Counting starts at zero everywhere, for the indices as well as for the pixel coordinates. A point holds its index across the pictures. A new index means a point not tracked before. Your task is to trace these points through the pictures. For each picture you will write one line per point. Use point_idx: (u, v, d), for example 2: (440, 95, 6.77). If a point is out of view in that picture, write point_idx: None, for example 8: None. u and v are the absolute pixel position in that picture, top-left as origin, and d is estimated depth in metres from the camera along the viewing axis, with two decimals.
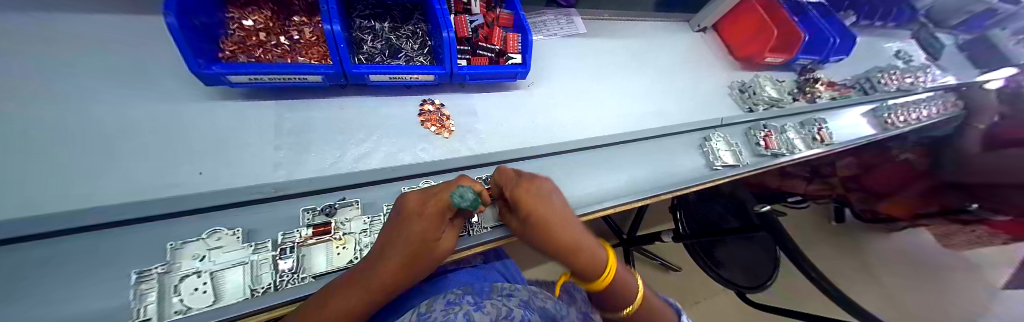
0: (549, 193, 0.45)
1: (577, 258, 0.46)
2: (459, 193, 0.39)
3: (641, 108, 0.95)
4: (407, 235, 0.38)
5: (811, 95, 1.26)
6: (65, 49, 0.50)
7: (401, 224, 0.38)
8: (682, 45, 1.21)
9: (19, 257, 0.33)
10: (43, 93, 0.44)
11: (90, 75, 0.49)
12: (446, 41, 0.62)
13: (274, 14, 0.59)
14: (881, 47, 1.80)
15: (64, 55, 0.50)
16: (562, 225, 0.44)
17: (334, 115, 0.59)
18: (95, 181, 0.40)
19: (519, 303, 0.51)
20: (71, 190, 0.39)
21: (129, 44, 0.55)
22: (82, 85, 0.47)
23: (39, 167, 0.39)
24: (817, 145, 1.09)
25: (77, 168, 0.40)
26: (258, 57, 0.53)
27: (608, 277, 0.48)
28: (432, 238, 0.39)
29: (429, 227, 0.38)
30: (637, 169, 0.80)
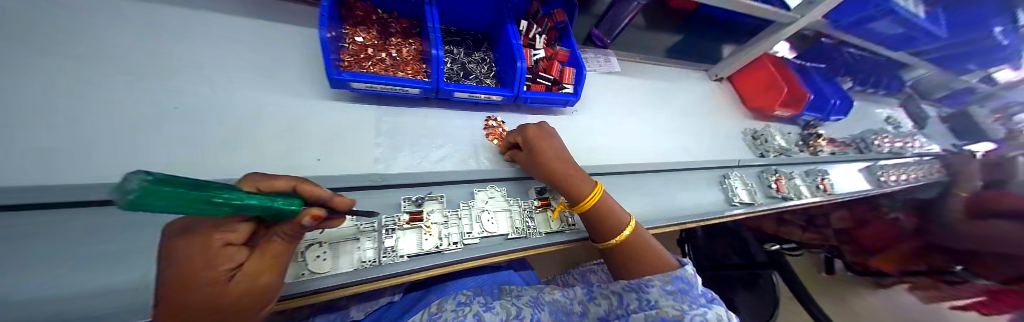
0: (548, 134, 0.65)
1: (563, 183, 0.62)
2: (117, 184, 0.20)
3: (667, 143, 1.07)
4: (168, 285, 0.27)
5: (814, 149, 1.39)
6: (208, 43, 0.60)
7: (195, 260, 0.27)
8: (702, 91, 1.35)
9: None
10: (200, 83, 0.54)
11: (230, 68, 0.58)
12: (518, 69, 0.72)
13: (378, 34, 0.70)
14: (873, 112, 1.97)
15: (208, 48, 0.59)
16: (556, 158, 0.61)
17: (418, 123, 0.68)
18: (244, 161, 0.50)
19: (528, 301, 0.65)
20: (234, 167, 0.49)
21: (254, 40, 0.64)
22: (226, 76, 0.57)
23: (210, 147, 0.49)
24: (821, 193, 1.20)
25: (231, 150, 0.50)
26: (369, 68, 0.63)
27: (590, 202, 0.61)
28: (207, 280, 0.27)
29: (199, 268, 0.27)
30: (664, 197, 0.91)
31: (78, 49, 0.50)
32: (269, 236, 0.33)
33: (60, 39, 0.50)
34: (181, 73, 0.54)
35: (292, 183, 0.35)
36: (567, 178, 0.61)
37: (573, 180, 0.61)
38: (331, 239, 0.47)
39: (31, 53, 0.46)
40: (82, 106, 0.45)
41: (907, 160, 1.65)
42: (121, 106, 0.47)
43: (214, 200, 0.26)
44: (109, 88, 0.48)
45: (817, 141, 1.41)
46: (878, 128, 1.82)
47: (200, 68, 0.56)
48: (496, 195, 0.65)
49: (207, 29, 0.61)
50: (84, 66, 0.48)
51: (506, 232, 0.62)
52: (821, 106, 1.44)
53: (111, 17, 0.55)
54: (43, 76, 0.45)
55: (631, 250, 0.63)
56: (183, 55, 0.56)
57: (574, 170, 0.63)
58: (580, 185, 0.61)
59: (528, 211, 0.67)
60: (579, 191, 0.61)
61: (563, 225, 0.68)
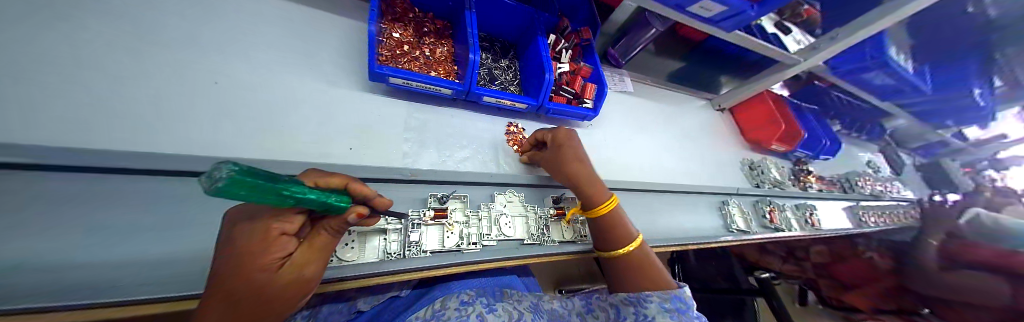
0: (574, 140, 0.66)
1: (580, 187, 0.63)
2: (207, 172, 0.20)
3: (673, 166, 1.12)
4: (225, 265, 0.28)
5: (803, 184, 1.48)
6: (248, 22, 0.60)
7: (252, 247, 0.28)
8: (707, 119, 1.42)
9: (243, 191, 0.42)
10: (239, 61, 0.54)
11: (269, 49, 0.59)
12: (545, 80, 0.74)
13: (414, 32, 0.72)
14: (856, 155, 2.08)
15: (247, 26, 0.59)
16: (576, 162, 0.63)
17: (444, 122, 0.70)
18: (280, 144, 0.51)
19: (529, 306, 0.64)
20: (271, 149, 0.49)
21: (292, 23, 0.65)
22: (266, 57, 0.57)
23: (247, 127, 0.49)
24: (808, 228, 1.27)
25: (268, 132, 0.51)
26: (404, 64, 0.65)
27: (605, 208, 0.62)
28: (256, 267, 0.28)
29: (255, 254, 0.28)
30: (668, 217, 0.95)
31: (124, 13, 0.50)
32: (317, 230, 0.33)
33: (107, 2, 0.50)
34: (221, 49, 0.54)
35: (348, 180, 0.36)
36: (585, 184, 0.63)
37: (591, 187, 0.63)
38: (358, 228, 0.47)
39: (78, 11, 0.46)
40: (124, 70, 0.45)
41: (886, 203, 1.76)
42: (162, 74, 0.47)
43: (285, 193, 0.27)
44: (150, 54, 0.48)
45: (807, 177, 1.49)
46: (861, 171, 1.94)
47: (242, 45, 0.57)
48: (514, 200, 0.67)
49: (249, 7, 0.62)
50: (129, 30, 0.48)
51: (522, 237, 0.63)
52: (813, 145, 1.53)
53: None
54: (88, 36, 0.45)
55: (634, 264, 0.63)
56: (225, 30, 0.57)
57: (595, 178, 0.64)
58: (599, 193, 0.63)
59: (543, 218, 0.68)
60: (596, 198, 0.62)
61: (575, 235, 0.70)
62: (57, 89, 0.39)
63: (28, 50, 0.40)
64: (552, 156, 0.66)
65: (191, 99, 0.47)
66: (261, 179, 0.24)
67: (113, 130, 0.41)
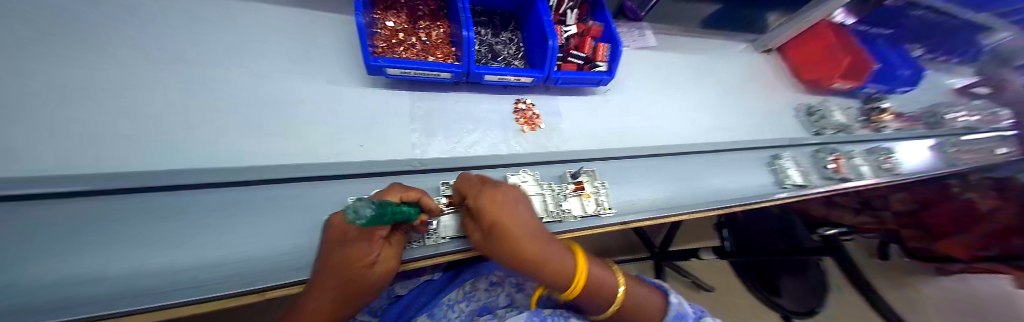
0: (514, 201, 0.44)
1: (541, 270, 0.44)
2: (350, 209, 0.27)
3: (710, 122, 1.02)
4: (336, 257, 0.37)
5: (877, 125, 1.26)
6: (249, 34, 0.62)
7: (358, 246, 0.37)
8: (746, 65, 1.26)
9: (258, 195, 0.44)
10: (246, 74, 0.57)
11: (271, 57, 0.60)
12: (550, 48, 0.68)
13: (408, 19, 0.70)
14: (944, 84, 1.72)
15: (249, 39, 0.61)
16: (525, 241, 0.42)
17: (449, 108, 0.68)
18: (293, 149, 0.52)
19: None
20: (286, 155, 0.51)
21: (290, 28, 0.66)
22: (269, 66, 0.59)
23: (261, 137, 0.52)
24: (883, 174, 1.09)
25: (281, 139, 0.53)
26: (401, 54, 0.64)
27: (577, 285, 0.46)
28: (362, 260, 0.37)
29: (362, 251, 0.37)
30: (707, 178, 0.87)
31: (149, 44, 0.54)
32: (395, 231, 0.41)
33: (135, 36, 0.55)
34: (231, 65, 0.57)
35: (427, 198, 0.42)
36: (543, 269, 0.43)
37: (550, 267, 0.44)
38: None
39: (114, 50, 0.52)
40: (153, 97, 0.49)
41: (992, 135, 1.45)
42: (185, 97, 0.51)
43: (396, 215, 0.33)
44: (174, 79, 0.52)
45: (882, 115, 1.26)
46: (956, 100, 1.61)
47: (250, 57, 0.59)
48: (528, 179, 0.64)
49: (250, 20, 0.64)
50: (156, 62, 0.53)
51: (540, 215, 0.61)
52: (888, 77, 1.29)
53: (165, 15, 0.59)
54: (128, 70, 0.50)
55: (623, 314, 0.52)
56: (234, 45, 0.59)
57: (554, 249, 0.44)
58: (567, 269, 0.45)
59: (562, 195, 0.65)
60: (559, 279, 0.45)
61: (598, 208, 0.66)
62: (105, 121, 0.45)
63: (73, 89, 0.45)
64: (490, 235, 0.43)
65: (211, 117, 0.50)
66: (381, 213, 0.30)
67: (153, 153, 0.45)
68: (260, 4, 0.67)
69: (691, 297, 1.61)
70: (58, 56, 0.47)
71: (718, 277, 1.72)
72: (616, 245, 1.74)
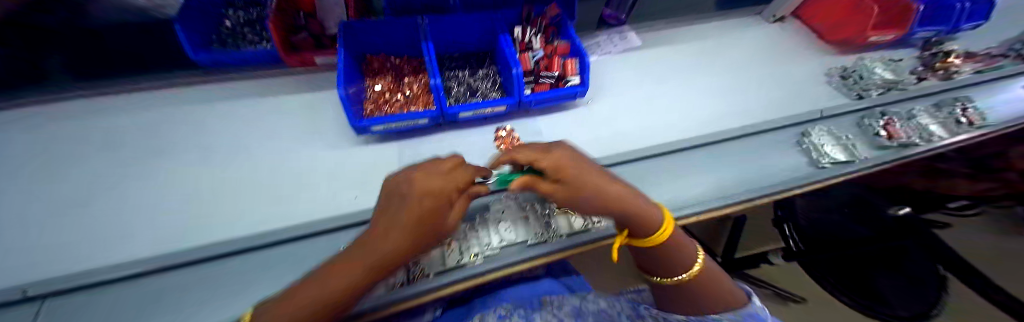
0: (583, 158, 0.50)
1: (630, 212, 0.46)
2: None
3: (717, 109, 0.94)
4: (420, 202, 0.37)
5: (946, 72, 1.04)
6: (269, 120, 0.76)
7: (433, 190, 0.38)
8: (757, 39, 1.15)
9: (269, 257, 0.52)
10: (269, 155, 0.70)
11: (285, 137, 0.73)
12: (514, 76, 0.74)
13: (392, 79, 0.80)
14: None
15: (269, 125, 0.75)
16: (606, 184, 0.47)
17: (436, 148, 0.76)
18: (301, 211, 0.61)
19: (571, 309, 0.59)
20: (296, 216, 0.61)
21: (299, 108, 0.79)
22: (283, 145, 0.72)
23: (278, 205, 0.62)
24: (967, 129, 0.89)
25: (293, 204, 0.62)
26: (387, 110, 0.73)
27: (669, 230, 0.49)
28: (442, 204, 0.39)
29: (440, 194, 0.39)
30: (723, 171, 0.78)
31: (209, 144, 0.71)
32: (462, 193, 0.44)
33: (192, 142, 0.71)
34: (257, 149, 0.71)
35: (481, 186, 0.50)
36: (633, 210, 0.46)
37: (637, 212, 0.46)
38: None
39: (179, 157, 0.68)
40: (212, 186, 0.64)
41: None
42: (233, 182, 0.65)
43: None
44: (226, 168, 0.67)
45: (948, 60, 1.04)
46: None
47: (275, 139, 0.73)
48: (510, 206, 0.68)
49: (268, 108, 0.78)
50: (205, 159, 0.69)
51: (525, 239, 0.62)
52: (946, 17, 1.12)
53: (210, 120, 0.75)
54: (188, 171, 0.66)
55: (705, 282, 0.55)
56: (264, 131, 0.74)
57: (636, 196, 0.47)
58: (654, 215, 0.48)
59: (545, 215, 0.67)
60: (654, 218, 0.47)
61: (586, 223, 0.66)
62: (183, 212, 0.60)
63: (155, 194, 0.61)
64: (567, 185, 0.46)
65: (251, 193, 0.64)
66: None
67: (210, 229, 0.58)
68: (275, 93, 0.81)
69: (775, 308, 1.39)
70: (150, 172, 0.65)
71: (804, 281, 1.48)
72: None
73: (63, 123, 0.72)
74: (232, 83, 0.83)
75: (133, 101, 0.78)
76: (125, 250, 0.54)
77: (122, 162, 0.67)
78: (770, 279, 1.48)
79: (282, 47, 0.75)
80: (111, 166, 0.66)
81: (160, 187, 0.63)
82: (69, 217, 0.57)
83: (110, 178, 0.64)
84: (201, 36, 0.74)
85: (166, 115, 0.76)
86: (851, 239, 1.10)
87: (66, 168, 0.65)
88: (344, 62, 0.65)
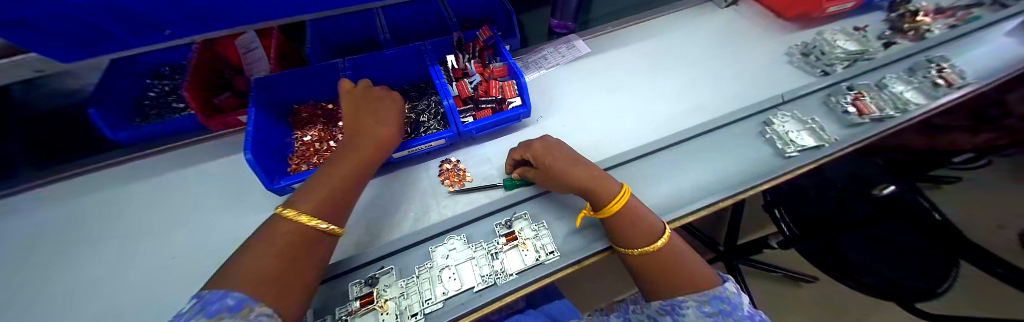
0: (558, 144, 0.66)
1: (590, 186, 0.58)
2: None
3: (673, 108, 0.90)
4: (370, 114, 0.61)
5: (916, 32, 0.99)
6: (209, 189, 0.75)
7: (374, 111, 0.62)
8: (710, 27, 1.13)
9: None
10: (207, 227, 0.69)
11: (225, 205, 0.72)
12: (447, 108, 0.70)
13: (325, 126, 0.78)
14: None
15: (208, 194, 0.74)
16: (570, 163, 0.60)
17: (375, 194, 0.72)
18: None
19: None
20: None
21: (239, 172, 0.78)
22: (223, 215, 0.71)
23: None
24: (945, 91, 0.82)
25: None
26: (315, 162, 0.70)
27: (620, 202, 0.55)
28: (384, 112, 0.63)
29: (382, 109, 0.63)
30: (685, 175, 0.73)
31: (146, 224, 0.70)
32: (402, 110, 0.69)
33: (126, 224, 0.70)
34: (193, 224, 0.70)
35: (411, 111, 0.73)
36: (589, 183, 0.58)
37: (593, 185, 0.58)
38: None
39: (112, 242, 0.67)
40: (145, 271, 0.63)
41: None
42: (170, 262, 0.64)
43: None
44: (161, 249, 0.66)
45: (918, 18, 0.98)
46: None
47: (215, 209, 0.72)
48: (457, 245, 0.61)
49: (209, 176, 0.77)
50: (140, 241, 0.67)
51: (472, 285, 0.56)
52: None
53: (147, 197, 0.74)
54: (124, 255, 0.65)
55: (672, 258, 0.55)
56: (204, 200, 0.73)
57: (594, 172, 0.60)
58: (609, 185, 0.58)
59: (494, 253, 0.60)
60: (609, 187, 0.57)
61: (538, 256, 0.59)
62: (113, 304, 0.59)
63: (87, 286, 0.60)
64: (540, 172, 0.63)
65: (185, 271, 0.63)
66: None
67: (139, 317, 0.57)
68: (214, 159, 0.80)
69: (788, 294, 1.32)
70: (82, 262, 0.64)
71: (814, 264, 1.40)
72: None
73: None
74: (169, 153, 0.81)
75: (63, 186, 0.76)
76: None
77: (53, 254, 0.65)
78: (777, 261, 1.38)
79: (200, 109, 0.74)
80: (41, 261, 0.65)
81: (92, 278, 0.62)
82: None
83: (42, 275, 0.63)
84: (122, 116, 0.76)
85: (101, 196, 0.75)
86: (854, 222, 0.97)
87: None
88: (255, 122, 0.62)
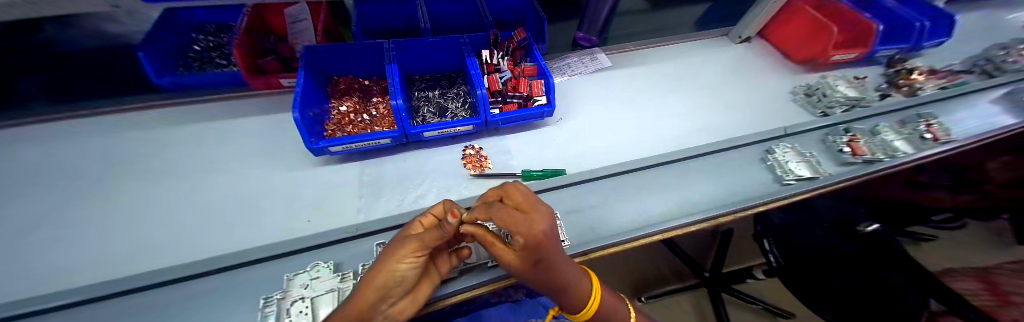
0: (551, 229, 0.38)
1: (563, 290, 0.44)
2: None
3: (681, 128, 0.96)
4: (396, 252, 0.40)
5: (910, 88, 1.07)
6: (236, 143, 0.78)
7: (398, 250, 0.40)
8: (724, 58, 1.21)
9: (188, 289, 0.48)
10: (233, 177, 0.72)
11: (252, 161, 0.76)
12: (480, 97, 0.74)
13: (359, 99, 0.83)
14: (1006, 18, 1.42)
15: (235, 148, 0.78)
16: (555, 270, 0.40)
17: (401, 170, 0.78)
18: (245, 232, 0.63)
19: None
20: (236, 239, 0.61)
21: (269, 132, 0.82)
22: (250, 169, 0.74)
23: (225, 228, 0.63)
24: (932, 144, 0.88)
25: (239, 229, 0.63)
26: (348, 130, 0.75)
27: (593, 308, 0.47)
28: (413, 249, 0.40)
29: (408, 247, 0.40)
30: (688, 189, 0.78)
31: (173, 165, 0.73)
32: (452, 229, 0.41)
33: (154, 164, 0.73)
34: (218, 173, 0.73)
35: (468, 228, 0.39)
36: (563, 289, 0.44)
37: (572, 291, 0.45)
38: (325, 274, 0.51)
39: (139, 177, 0.70)
40: (168, 211, 0.65)
41: None
42: (190, 206, 0.66)
43: None
44: (182, 195, 0.68)
45: (911, 77, 1.08)
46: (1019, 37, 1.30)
47: (240, 160, 0.75)
48: None
49: (236, 131, 0.81)
50: (166, 180, 0.70)
51: (485, 260, 0.54)
52: (903, 35, 1.16)
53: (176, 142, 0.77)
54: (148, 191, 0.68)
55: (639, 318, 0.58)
56: (230, 153, 0.76)
57: (572, 277, 0.44)
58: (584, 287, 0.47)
59: None
60: (581, 292, 0.46)
61: None
62: (129, 236, 0.61)
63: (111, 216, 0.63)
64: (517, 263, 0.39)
65: (205, 217, 0.65)
66: None
67: (157, 255, 0.59)
68: (246, 116, 0.84)
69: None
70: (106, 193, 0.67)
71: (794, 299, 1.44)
72: (656, 273, 1.49)
73: (20, 142, 0.73)
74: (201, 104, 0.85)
75: (95, 120, 0.79)
76: (62, 277, 0.54)
77: (82, 183, 0.68)
78: (759, 292, 1.43)
79: (247, 70, 0.79)
80: (67, 187, 0.67)
81: (112, 208, 0.64)
82: (16, 239, 0.58)
83: (66, 198, 0.65)
84: (171, 60, 0.80)
85: (132, 135, 0.78)
86: (837, 255, 1.01)
87: (21, 190, 0.66)
88: (303, 84, 0.68)
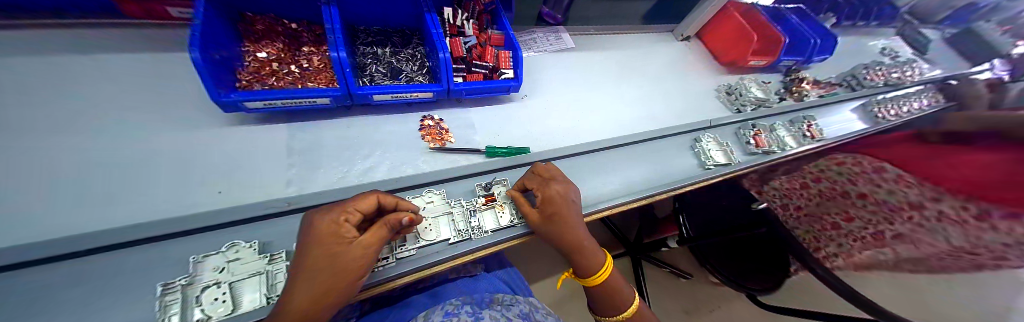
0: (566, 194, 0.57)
1: (579, 250, 0.59)
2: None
3: (631, 114, 1.03)
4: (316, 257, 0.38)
5: (798, 94, 1.32)
6: (111, 92, 0.61)
7: (318, 254, 0.38)
8: (669, 52, 1.32)
9: (31, 277, 0.36)
10: (100, 133, 0.55)
11: (134, 115, 0.59)
12: (442, 61, 0.67)
13: (286, 47, 0.69)
14: (867, 45, 1.82)
15: (108, 98, 0.60)
16: (571, 226, 0.56)
17: (342, 136, 0.67)
18: (120, 204, 0.49)
19: (518, 312, 0.63)
20: (107, 213, 0.47)
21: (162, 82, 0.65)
22: (128, 125, 0.57)
23: (87, 199, 0.48)
24: (809, 141, 1.11)
25: (111, 201, 0.48)
26: (271, 84, 0.61)
27: (603, 272, 0.61)
28: (337, 248, 0.38)
29: (330, 248, 0.38)
30: (634, 170, 0.85)
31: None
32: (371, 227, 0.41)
33: None
34: (76, 126, 0.55)
35: (421, 218, 0.46)
36: (577, 248, 0.59)
37: (585, 252, 0.60)
38: (245, 255, 0.43)
39: None
40: None
41: (909, 90, 1.45)
42: (26, 169, 0.48)
43: None
44: (11, 154, 0.49)
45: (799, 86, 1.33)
46: (872, 61, 1.67)
47: (115, 114, 0.58)
48: (434, 199, 0.59)
49: (109, 79, 0.62)
50: None
51: (447, 237, 0.55)
52: (801, 49, 1.40)
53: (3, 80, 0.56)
54: None
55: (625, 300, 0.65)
56: (111, 104, 0.59)
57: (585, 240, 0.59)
58: (594, 254, 0.61)
59: (472, 210, 0.60)
60: (590, 254, 0.61)
61: (512, 219, 0.61)
62: None
63: None
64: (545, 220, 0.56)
65: (57, 183, 0.48)
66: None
67: None
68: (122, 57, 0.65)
69: (674, 285, 1.61)
70: None
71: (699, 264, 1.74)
72: None
73: None
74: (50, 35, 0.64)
75: None
76: None
77: None
78: (676, 260, 1.69)
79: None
80: None
81: None
82: None
83: None
84: None
85: None
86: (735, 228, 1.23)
87: None
88: (202, 17, 0.53)
